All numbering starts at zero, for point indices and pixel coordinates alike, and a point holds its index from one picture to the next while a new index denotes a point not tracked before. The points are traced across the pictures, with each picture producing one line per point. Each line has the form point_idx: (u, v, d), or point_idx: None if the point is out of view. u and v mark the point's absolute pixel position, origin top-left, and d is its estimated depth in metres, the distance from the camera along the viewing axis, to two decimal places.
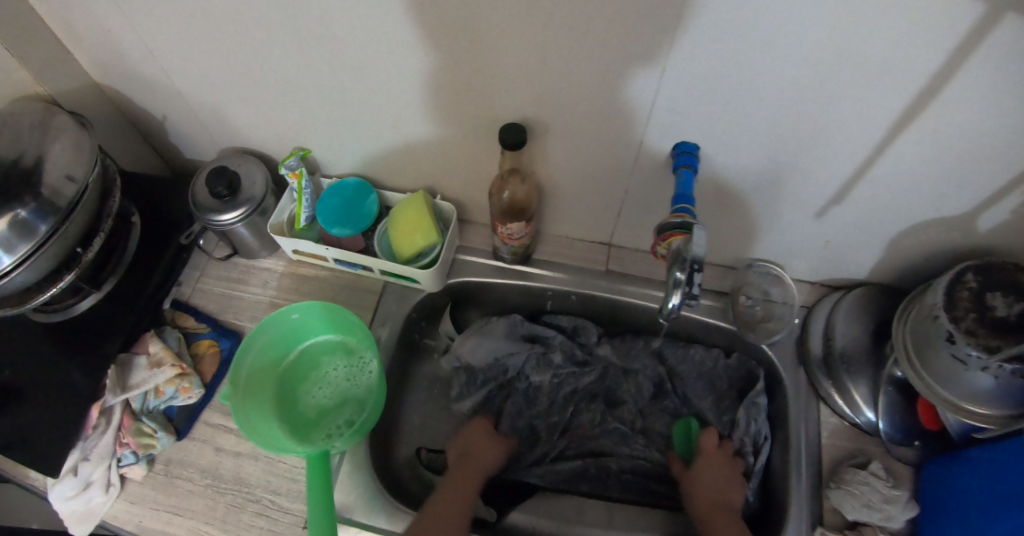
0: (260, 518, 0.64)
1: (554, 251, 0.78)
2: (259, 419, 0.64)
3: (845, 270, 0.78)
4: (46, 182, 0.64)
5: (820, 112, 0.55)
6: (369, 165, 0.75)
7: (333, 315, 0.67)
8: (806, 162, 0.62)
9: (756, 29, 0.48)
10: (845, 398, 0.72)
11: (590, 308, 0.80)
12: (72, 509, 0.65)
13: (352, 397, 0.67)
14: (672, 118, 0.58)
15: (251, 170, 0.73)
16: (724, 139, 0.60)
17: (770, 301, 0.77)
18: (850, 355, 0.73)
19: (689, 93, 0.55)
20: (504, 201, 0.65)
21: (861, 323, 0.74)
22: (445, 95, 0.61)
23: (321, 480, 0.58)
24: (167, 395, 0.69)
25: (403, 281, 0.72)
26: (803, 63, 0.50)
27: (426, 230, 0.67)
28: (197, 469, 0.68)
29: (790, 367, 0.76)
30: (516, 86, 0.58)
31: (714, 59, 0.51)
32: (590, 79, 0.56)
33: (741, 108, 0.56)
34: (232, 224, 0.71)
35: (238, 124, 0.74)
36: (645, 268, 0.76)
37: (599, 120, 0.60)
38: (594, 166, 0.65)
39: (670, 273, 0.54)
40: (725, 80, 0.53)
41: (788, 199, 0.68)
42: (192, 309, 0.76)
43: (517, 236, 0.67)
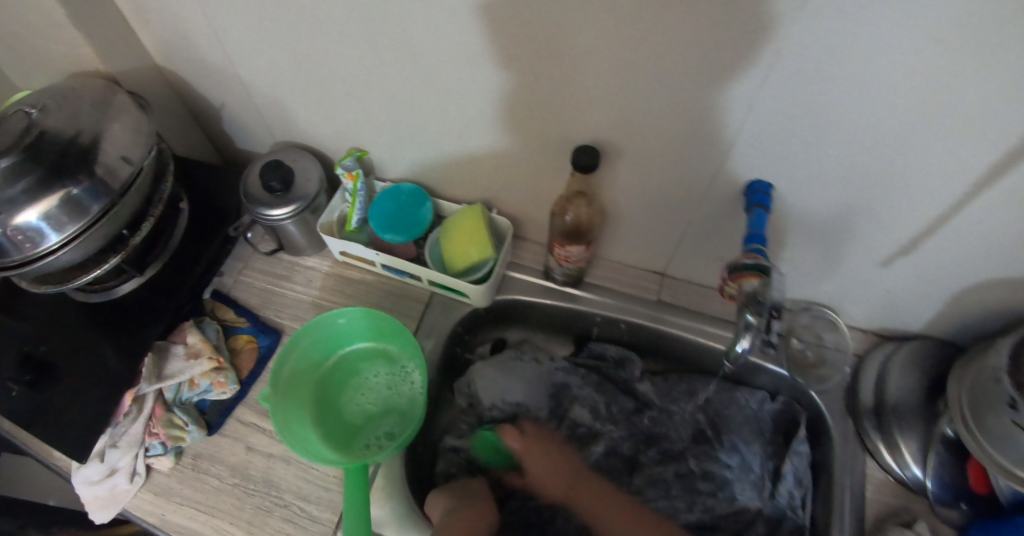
0: (287, 524, 0.63)
1: (605, 276, 0.76)
2: (297, 423, 0.63)
3: (901, 321, 0.76)
4: (103, 161, 0.63)
5: (905, 163, 0.53)
6: (425, 172, 0.73)
7: (379, 323, 0.66)
8: (879, 211, 0.60)
9: (854, 73, 0.46)
10: (892, 453, 0.70)
11: (637, 337, 0.78)
12: (97, 493, 0.64)
13: (389, 407, 0.65)
14: (749, 156, 0.56)
15: (306, 167, 0.72)
16: (801, 180, 0.58)
17: (823, 346, 0.74)
18: (902, 409, 0.70)
19: (770, 130, 0.53)
20: (566, 223, 0.64)
21: (915, 376, 0.71)
22: (515, 110, 0.60)
23: (356, 491, 0.57)
24: (202, 388, 0.68)
25: (451, 293, 0.71)
26: (897, 112, 0.48)
27: (481, 244, 0.66)
28: (227, 466, 0.66)
29: (837, 415, 0.74)
30: (592, 107, 0.56)
31: (803, 99, 0.50)
32: (670, 106, 0.54)
33: (823, 152, 0.54)
34: (281, 220, 0.70)
35: (297, 119, 0.73)
36: (697, 301, 0.75)
37: (673, 149, 0.58)
38: (660, 195, 0.64)
39: (741, 315, 0.53)
40: (812, 121, 0.51)
41: (853, 246, 0.65)
42: (233, 301, 0.75)
43: (574, 260, 0.66)
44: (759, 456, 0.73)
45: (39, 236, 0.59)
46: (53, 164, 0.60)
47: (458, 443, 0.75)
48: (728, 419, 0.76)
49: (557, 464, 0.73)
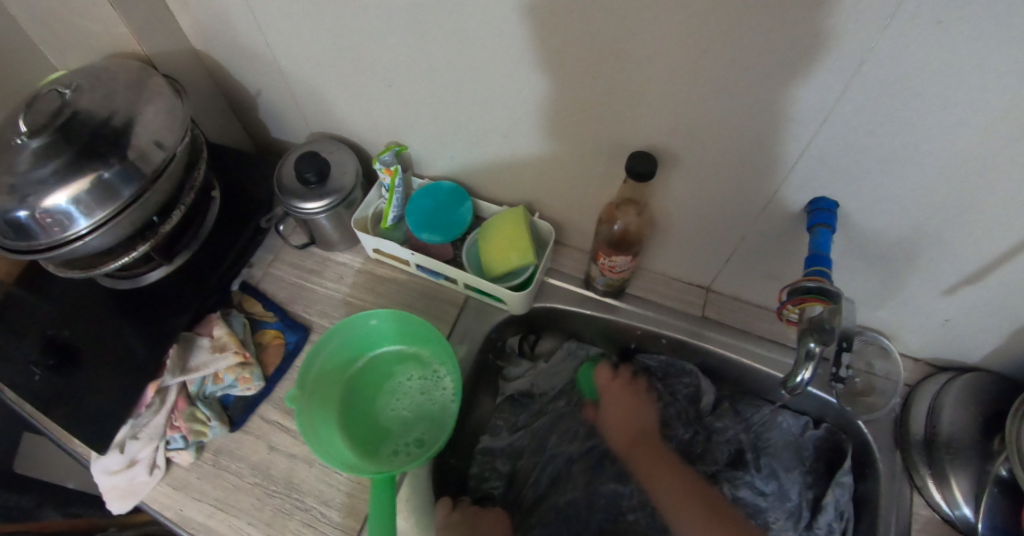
0: (307, 529, 0.60)
1: (646, 288, 0.73)
2: (323, 426, 0.60)
3: (958, 353, 0.71)
4: (135, 144, 0.61)
5: (987, 189, 0.49)
6: (465, 171, 0.71)
7: (412, 325, 0.64)
8: (951, 237, 0.56)
9: (944, 89, 0.42)
10: (942, 492, 0.66)
11: (677, 352, 0.75)
12: (114, 484, 0.63)
13: (418, 413, 0.62)
14: (817, 171, 0.53)
15: (342, 159, 0.70)
16: (871, 199, 0.55)
17: (873, 374, 0.72)
18: (956, 444, 0.66)
19: (844, 145, 0.50)
20: (614, 232, 0.61)
21: (970, 411, 0.67)
22: (565, 111, 0.57)
23: (381, 501, 0.54)
24: (226, 382, 0.66)
25: (487, 298, 0.68)
26: (987, 134, 0.44)
27: (522, 248, 0.63)
28: (248, 464, 0.65)
29: (885, 449, 0.70)
30: (647, 111, 0.53)
31: (883, 114, 0.46)
32: (732, 115, 0.51)
33: (898, 172, 0.51)
34: (315, 214, 0.67)
35: (335, 110, 0.71)
36: (742, 320, 0.71)
37: (730, 161, 0.55)
38: (715, 208, 0.60)
39: (801, 341, 0.50)
40: (890, 138, 0.48)
41: (916, 271, 0.61)
42: (261, 294, 0.73)
43: (619, 270, 0.62)
44: (798, 484, 0.68)
45: (68, 220, 0.58)
46: (85, 145, 0.59)
47: (491, 449, 0.72)
48: (769, 443, 0.71)
49: (625, 396, 0.72)
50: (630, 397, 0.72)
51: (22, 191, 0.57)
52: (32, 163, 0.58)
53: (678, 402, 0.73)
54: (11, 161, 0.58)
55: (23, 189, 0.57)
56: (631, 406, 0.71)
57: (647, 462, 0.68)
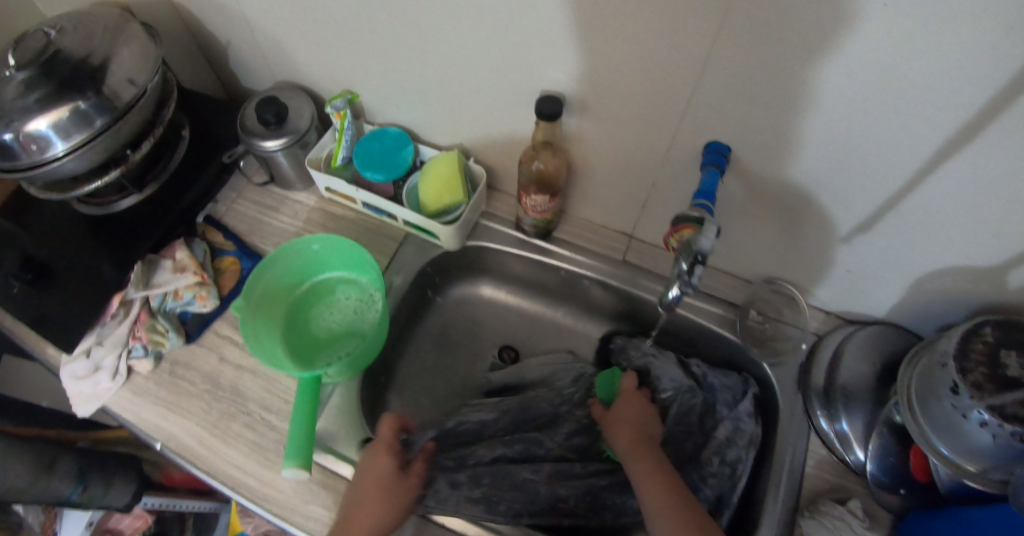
0: (248, 430, 0.67)
1: (574, 233, 0.80)
2: (265, 334, 0.68)
3: (862, 305, 0.77)
4: (109, 82, 0.67)
5: (856, 134, 0.55)
6: (411, 117, 0.78)
7: (349, 253, 0.71)
8: (838, 185, 0.62)
9: (803, 32, 0.48)
10: (837, 434, 0.71)
11: (603, 297, 0.81)
12: (81, 389, 0.70)
13: (353, 329, 0.71)
14: (705, 116, 0.59)
15: (300, 105, 0.76)
16: (757, 143, 0.60)
17: (781, 321, 0.77)
18: (851, 389, 0.72)
19: (729, 91, 0.56)
20: (533, 170, 0.70)
21: (869, 359, 0.73)
22: (492, 59, 0.63)
23: (309, 402, 0.60)
24: (185, 299, 0.72)
25: (424, 235, 0.76)
26: (848, 79, 0.50)
27: (455, 190, 0.72)
28: (200, 373, 0.71)
29: (788, 390, 0.77)
30: (558, 59, 0.60)
31: (756, 58, 0.52)
32: (637, 64, 0.57)
33: (780, 116, 0.56)
34: (272, 152, 0.75)
35: (295, 59, 0.78)
36: (661, 266, 0.78)
37: (635, 106, 0.61)
38: (628, 153, 0.67)
39: (677, 264, 0.56)
40: (768, 83, 0.53)
41: (815, 220, 0.67)
42: (223, 227, 0.80)
43: (540, 209, 0.71)
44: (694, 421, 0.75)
45: (47, 144, 0.64)
46: (64, 79, 0.65)
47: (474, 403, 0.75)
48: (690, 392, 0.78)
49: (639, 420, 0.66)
50: (625, 419, 0.66)
51: (8, 117, 0.63)
52: (17, 93, 0.64)
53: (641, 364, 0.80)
54: None
55: (6, 115, 0.63)
56: (623, 417, 0.67)
57: (645, 467, 0.60)
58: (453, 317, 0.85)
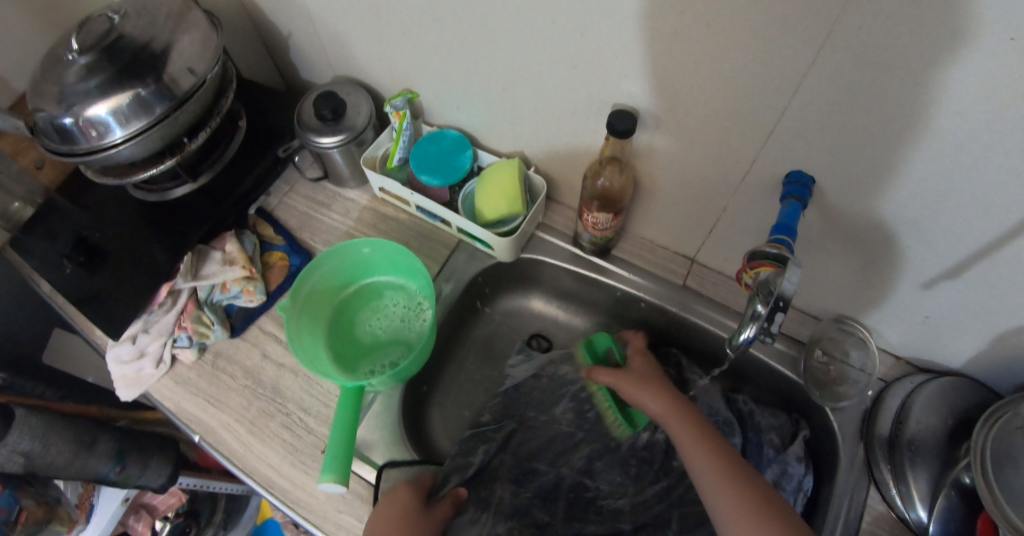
0: (285, 430, 0.66)
1: (631, 252, 0.77)
2: (308, 336, 0.66)
3: (939, 354, 0.71)
4: (169, 70, 0.66)
5: (960, 175, 0.49)
6: (471, 119, 0.75)
7: (399, 258, 0.69)
8: (929, 226, 0.56)
9: (914, 59, 0.43)
10: (899, 488, 0.66)
11: (656, 321, 0.78)
12: (125, 372, 0.70)
13: (397, 337, 0.69)
14: (791, 143, 0.54)
15: (358, 101, 0.74)
16: (845, 176, 0.56)
17: (847, 364, 0.72)
18: (918, 444, 0.66)
19: (820, 119, 0.51)
20: (596, 187, 0.65)
21: (941, 413, 0.67)
22: (562, 68, 0.60)
23: (351, 413, 0.58)
24: (232, 292, 0.72)
25: (477, 243, 0.74)
26: (958, 114, 0.45)
27: (512, 198, 0.68)
28: (241, 368, 0.70)
29: (849, 438, 0.71)
30: (635, 72, 0.56)
31: (856, 85, 0.47)
32: (719, 83, 0.53)
33: (876, 148, 0.51)
34: (328, 148, 0.73)
35: (356, 55, 0.76)
36: (721, 294, 0.73)
37: (714, 126, 0.57)
38: (699, 176, 0.63)
39: (751, 304, 0.52)
40: (867, 111, 0.49)
41: (896, 260, 0.62)
42: (273, 220, 0.79)
43: (601, 227, 0.68)
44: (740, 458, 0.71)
45: (106, 129, 0.64)
46: (125, 65, 0.64)
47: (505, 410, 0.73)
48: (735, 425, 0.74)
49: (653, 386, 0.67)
50: (664, 397, 0.65)
51: (69, 100, 0.63)
52: (78, 76, 0.63)
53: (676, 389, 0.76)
54: (62, 74, 0.64)
55: (68, 98, 0.63)
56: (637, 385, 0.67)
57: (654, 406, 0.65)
58: (496, 329, 0.83)
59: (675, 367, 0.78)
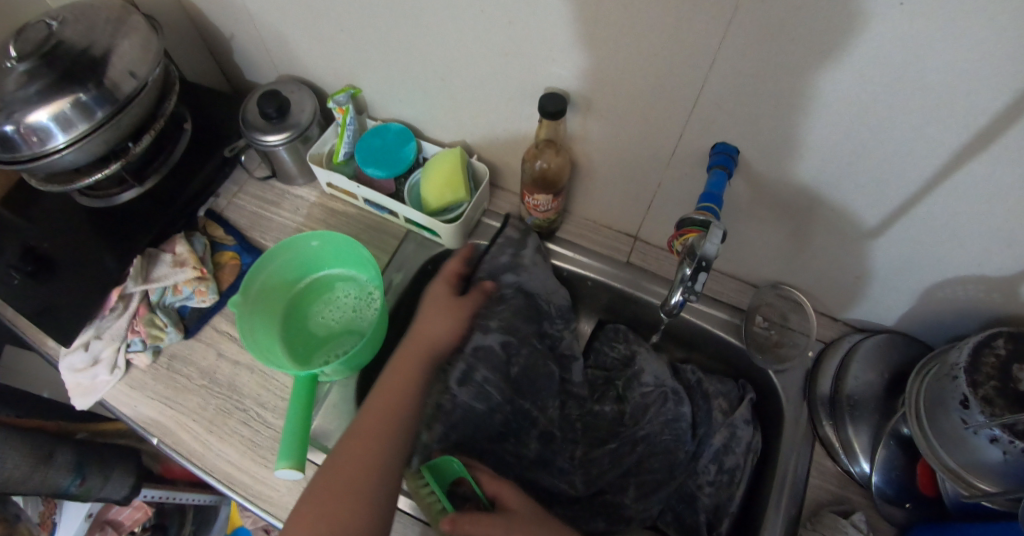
0: (244, 426, 0.67)
1: (577, 233, 0.79)
2: (261, 330, 0.67)
3: (869, 313, 0.75)
4: (110, 73, 0.66)
5: (868, 137, 0.53)
6: (414, 112, 0.76)
7: (348, 249, 0.70)
8: (847, 189, 0.60)
9: (821, 29, 0.46)
10: (843, 445, 0.69)
11: (606, 299, 0.80)
12: (80, 381, 0.70)
13: (350, 328, 0.70)
14: (713, 116, 0.57)
15: (302, 98, 0.75)
16: (766, 145, 0.59)
17: (786, 327, 0.75)
18: (857, 400, 0.70)
19: (736, 91, 0.54)
20: (535, 169, 0.68)
21: (876, 369, 0.71)
22: (497, 55, 0.61)
23: (304, 401, 0.59)
24: (184, 294, 0.72)
25: (426, 233, 0.76)
26: (858, 79, 0.48)
27: (455, 185, 0.70)
28: (197, 368, 0.71)
29: (793, 400, 0.74)
30: (564, 56, 0.58)
31: (770, 57, 0.50)
32: (641, 62, 0.55)
33: (794, 116, 0.54)
34: (275, 146, 0.74)
35: (298, 53, 0.77)
36: (666, 269, 0.76)
37: (642, 103, 0.59)
38: (633, 154, 0.65)
39: (680, 269, 0.54)
40: (782, 81, 0.51)
41: (823, 224, 0.66)
42: (223, 221, 0.80)
43: (542, 209, 0.69)
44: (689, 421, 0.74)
45: (48, 135, 0.64)
46: (64, 70, 0.64)
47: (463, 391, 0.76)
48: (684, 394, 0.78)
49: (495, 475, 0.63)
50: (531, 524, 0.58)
51: (9, 108, 0.62)
52: (18, 84, 0.63)
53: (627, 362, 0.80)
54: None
55: (8, 106, 0.62)
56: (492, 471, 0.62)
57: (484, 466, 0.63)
58: None
59: (626, 342, 0.81)
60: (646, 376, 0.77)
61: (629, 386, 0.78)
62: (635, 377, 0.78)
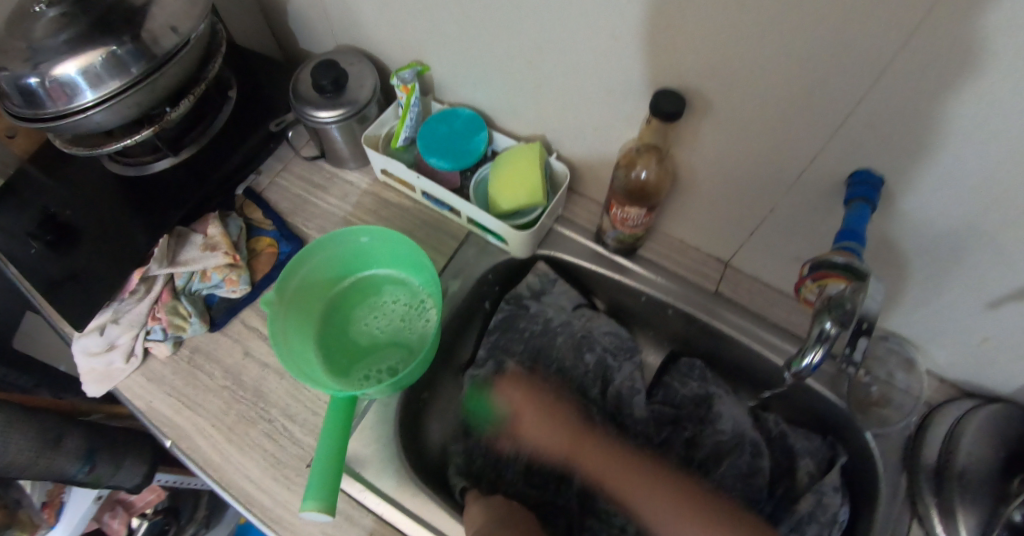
0: (267, 439, 0.59)
1: (658, 252, 0.69)
2: (297, 335, 0.59)
3: (991, 380, 0.64)
4: (148, 27, 0.57)
5: None
6: (487, 98, 0.67)
7: (402, 250, 0.62)
8: (1010, 240, 0.48)
9: None
10: (946, 525, 0.58)
11: (682, 330, 0.71)
12: (93, 366, 0.62)
13: (395, 339, 0.61)
14: (863, 136, 0.46)
15: (362, 73, 0.67)
16: (923, 179, 0.48)
17: (892, 385, 0.65)
18: (969, 477, 0.59)
19: (899, 110, 0.43)
20: (632, 179, 0.58)
21: (992, 444, 0.60)
22: (601, 40, 0.51)
23: (340, 423, 0.51)
24: (212, 282, 0.64)
25: (490, 237, 0.67)
26: None
27: (532, 188, 0.61)
28: (221, 367, 0.63)
29: (891, 467, 0.63)
30: (685, 50, 0.48)
31: (954, 74, 0.39)
32: (786, 63, 0.45)
33: (960, 148, 0.43)
34: (326, 124, 0.65)
35: (363, 21, 0.68)
36: (758, 304, 0.66)
37: (770, 113, 0.49)
38: (748, 171, 0.55)
39: (818, 322, 0.44)
40: (960, 103, 0.40)
41: (961, 276, 0.55)
42: (263, 202, 0.71)
43: (631, 224, 0.60)
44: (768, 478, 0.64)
45: (75, 93, 0.56)
46: (99, 19, 0.56)
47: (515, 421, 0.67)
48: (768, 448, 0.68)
49: (557, 423, 0.66)
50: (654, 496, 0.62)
51: (36, 58, 0.55)
52: (46, 32, 0.55)
53: (700, 403, 0.69)
54: (27, 29, 0.56)
55: (36, 55, 0.55)
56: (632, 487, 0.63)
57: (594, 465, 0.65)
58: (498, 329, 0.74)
59: (701, 381, 0.70)
60: (721, 423, 0.67)
61: (700, 432, 0.68)
62: (707, 422, 0.68)
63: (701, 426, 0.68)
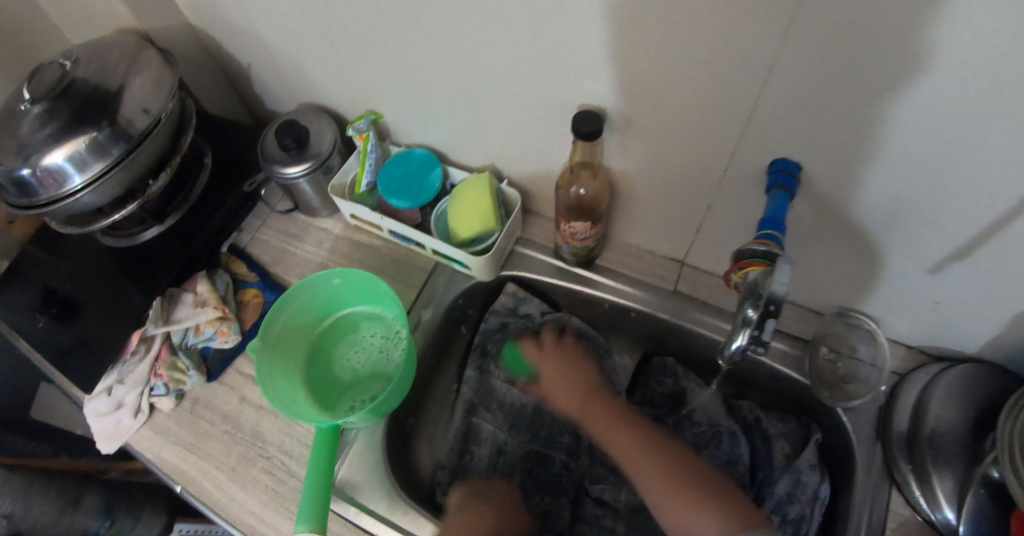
0: (267, 475, 0.63)
1: (617, 260, 0.73)
2: (282, 378, 0.64)
3: (950, 341, 0.66)
4: (122, 112, 0.64)
5: (950, 148, 0.44)
6: (438, 137, 0.72)
7: (371, 287, 0.67)
8: (930, 206, 0.51)
9: (894, 30, 0.38)
10: (923, 490, 0.60)
11: (649, 331, 0.74)
12: (103, 425, 0.67)
13: (376, 371, 0.66)
14: (770, 130, 0.50)
15: (322, 127, 0.72)
16: (834, 163, 0.51)
17: (855, 360, 0.67)
18: (940, 441, 0.60)
19: (796, 103, 0.47)
20: (571, 196, 0.63)
21: (960, 405, 0.61)
22: (523, 72, 0.56)
23: (326, 451, 0.56)
24: (206, 335, 0.69)
25: (455, 265, 0.71)
26: (942, 84, 0.40)
27: (484, 215, 0.65)
28: (220, 413, 0.68)
29: (863, 442, 0.66)
30: (596, 73, 0.53)
31: (830, 67, 0.43)
32: (685, 73, 0.49)
33: (859, 130, 0.47)
34: (294, 179, 0.70)
35: (317, 81, 0.74)
36: (715, 297, 0.70)
37: (683, 120, 0.53)
38: (678, 176, 0.59)
39: (742, 307, 0.50)
40: (845, 91, 0.44)
41: (898, 246, 0.57)
42: (246, 257, 0.77)
43: (580, 237, 0.65)
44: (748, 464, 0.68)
45: (64, 178, 0.62)
46: (77, 109, 0.62)
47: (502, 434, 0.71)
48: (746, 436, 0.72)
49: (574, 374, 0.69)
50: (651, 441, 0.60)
51: (26, 151, 0.61)
52: (33, 127, 0.62)
53: (678, 400, 0.74)
54: (15, 126, 0.62)
55: (25, 149, 0.61)
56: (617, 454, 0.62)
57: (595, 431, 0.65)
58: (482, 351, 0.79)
59: (675, 378, 0.75)
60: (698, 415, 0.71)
61: (679, 426, 0.71)
62: (685, 415, 0.72)
63: (680, 420, 0.72)
